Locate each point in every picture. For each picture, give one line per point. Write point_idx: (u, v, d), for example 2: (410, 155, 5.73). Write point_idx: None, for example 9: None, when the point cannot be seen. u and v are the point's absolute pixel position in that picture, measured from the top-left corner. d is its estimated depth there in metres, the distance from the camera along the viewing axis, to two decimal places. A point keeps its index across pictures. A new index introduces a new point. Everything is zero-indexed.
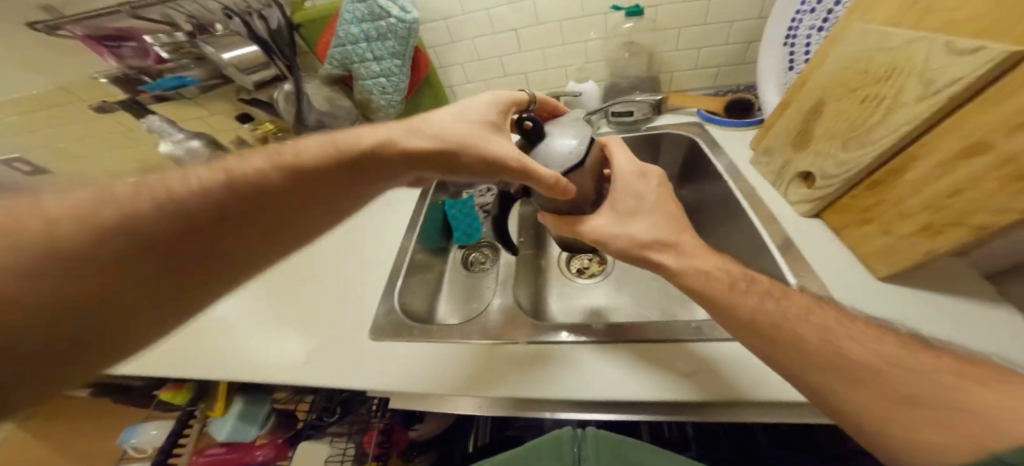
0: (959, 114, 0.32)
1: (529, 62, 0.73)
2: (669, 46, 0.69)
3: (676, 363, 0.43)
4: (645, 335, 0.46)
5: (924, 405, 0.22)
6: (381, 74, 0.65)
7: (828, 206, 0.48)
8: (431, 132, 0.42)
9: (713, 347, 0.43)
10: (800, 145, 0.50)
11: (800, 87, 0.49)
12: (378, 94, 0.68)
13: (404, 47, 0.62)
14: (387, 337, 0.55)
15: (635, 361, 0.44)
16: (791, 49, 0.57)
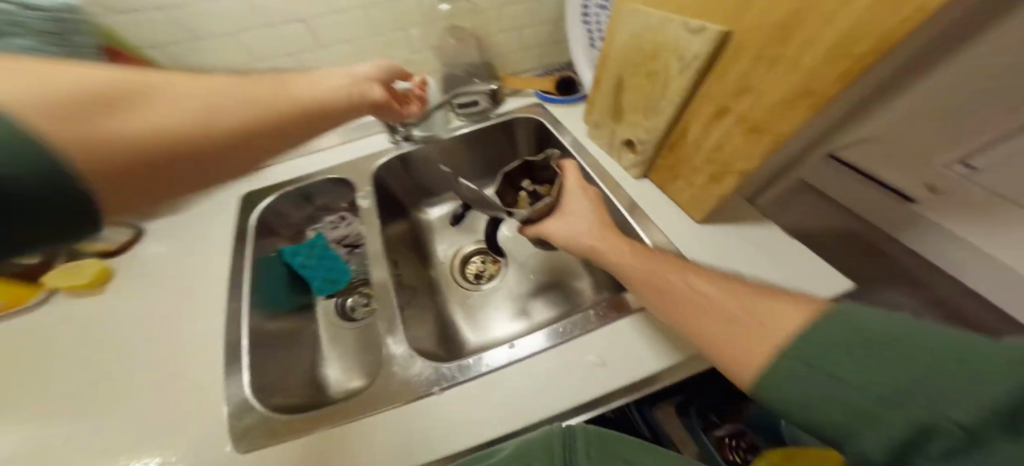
0: (709, 81, 0.39)
1: (339, 56, 0.60)
2: (490, 28, 0.67)
3: (589, 354, 0.45)
4: (571, 335, 0.47)
5: (751, 325, 0.30)
6: None
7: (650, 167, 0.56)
8: (303, 99, 0.35)
9: (613, 324, 0.47)
10: (616, 117, 0.56)
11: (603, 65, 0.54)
12: None
13: (64, 45, 0.45)
14: (260, 448, 0.41)
15: (569, 361, 0.45)
16: (589, 25, 0.62)
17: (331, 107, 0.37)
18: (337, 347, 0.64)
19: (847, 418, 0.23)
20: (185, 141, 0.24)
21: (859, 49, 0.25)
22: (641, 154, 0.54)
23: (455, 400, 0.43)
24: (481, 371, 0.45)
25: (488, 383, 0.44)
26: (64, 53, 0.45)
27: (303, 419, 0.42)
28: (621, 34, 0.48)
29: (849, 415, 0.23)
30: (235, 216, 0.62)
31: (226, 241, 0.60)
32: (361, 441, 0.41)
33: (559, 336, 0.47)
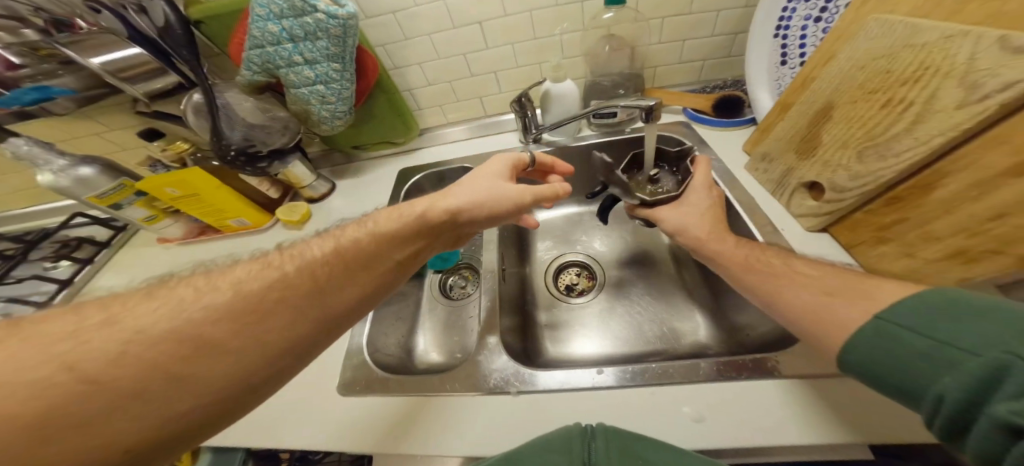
0: (1010, 124, 0.27)
1: (497, 59, 0.63)
2: (652, 38, 0.62)
3: (684, 406, 0.38)
4: (669, 378, 0.40)
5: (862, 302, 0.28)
6: (318, 81, 0.52)
7: (838, 221, 0.43)
8: (466, 195, 0.43)
9: (731, 382, 0.38)
10: (801, 151, 0.45)
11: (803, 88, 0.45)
12: (317, 105, 0.55)
13: (342, 49, 0.50)
14: (360, 391, 0.46)
15: (661, 411, 0.38)
16: (783, 41, 0.52)
17: (488, 207, 0.43)
18: (431, 319, 0.68)
19: (923, 369, 0.23)
20: (233, 386, 0.26)
21: None
22: (830, 203, 0.42)
23: (533, 407, 0.41)
24: (562, 387, 0.42)
25: (567, 403, 0.41)
26: (342, 56, 0.51)
27: (396, 380, 0.46)
28: (853, 50, 0.37)
29: (918, 360, 0.23)
30: (391, 186, 0.72)
31: (370, 199, 0.71)
32: (437, 412, 0.42)
33: (656, 378, 0.40)
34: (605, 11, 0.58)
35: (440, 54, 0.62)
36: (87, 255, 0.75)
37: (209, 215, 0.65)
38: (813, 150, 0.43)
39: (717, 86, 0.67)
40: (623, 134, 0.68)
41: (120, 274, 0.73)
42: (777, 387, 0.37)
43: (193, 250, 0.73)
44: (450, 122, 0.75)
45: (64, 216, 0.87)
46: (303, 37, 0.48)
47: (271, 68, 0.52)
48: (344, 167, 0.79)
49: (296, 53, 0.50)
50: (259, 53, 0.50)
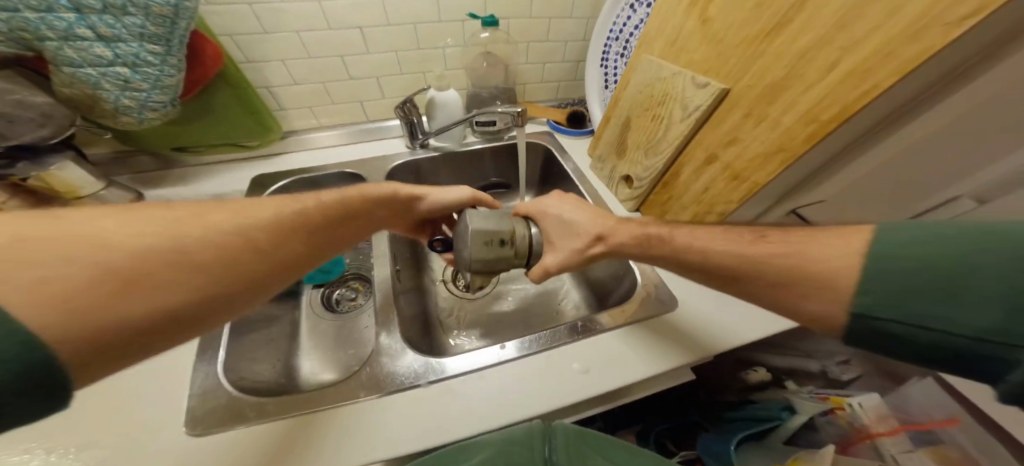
0: (704, 130, 0.45)
1: (378, 64, 0.63)
2: (521, 59, 0.73)
3: (574, 362, 0.46)
4: (554, 342, 0.47)
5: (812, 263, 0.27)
6: (119, 62, 0.42)
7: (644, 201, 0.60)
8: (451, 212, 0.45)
9: (601, 334, 0.48)
10: (619, 154, 0.61)
11: (615, 103, 0.60)
12: (114, 90, 0.44)
13: (167, 30, 0.43)
14: (216, 429, 0.38)
15: (551, 370, 0.45)
16: (605, 71, 0.69)
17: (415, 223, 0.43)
18: (315, 339, 0.62)
19: (938, 347, 0.23)
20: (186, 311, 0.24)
21: (823, 117, 0.33)
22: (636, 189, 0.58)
23: (446, 395, 0.42)
24: (476, 369, 0.44)
25: (476, 385, 0.43)
26: (166, 38, 0.43)
27: (277, 402, 0.40)
28: (637, 78, 0.53)
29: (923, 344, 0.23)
30: (244, 195, 0.62)
31: None
32: (330, 428, 0.39)
33: (547, 344, 0.47)
34: (482, 31, 0.66)
35: (311, 53, 0.58)
36: None
37: None
38: (625, 152, 0.60)
39: (569, 104, 0.83)
40: (501, 142, 0.77)
41: None
42: (633, 330, 0.49)
43: None
44: (325, 125, 0.70)
45: None
46: (99, 9, 0.39)
47: (31, 38, 0.38)
48: (161, 174, 0.64)
49: (82, 25, 0.39)
50: (5, 17, 0.36)
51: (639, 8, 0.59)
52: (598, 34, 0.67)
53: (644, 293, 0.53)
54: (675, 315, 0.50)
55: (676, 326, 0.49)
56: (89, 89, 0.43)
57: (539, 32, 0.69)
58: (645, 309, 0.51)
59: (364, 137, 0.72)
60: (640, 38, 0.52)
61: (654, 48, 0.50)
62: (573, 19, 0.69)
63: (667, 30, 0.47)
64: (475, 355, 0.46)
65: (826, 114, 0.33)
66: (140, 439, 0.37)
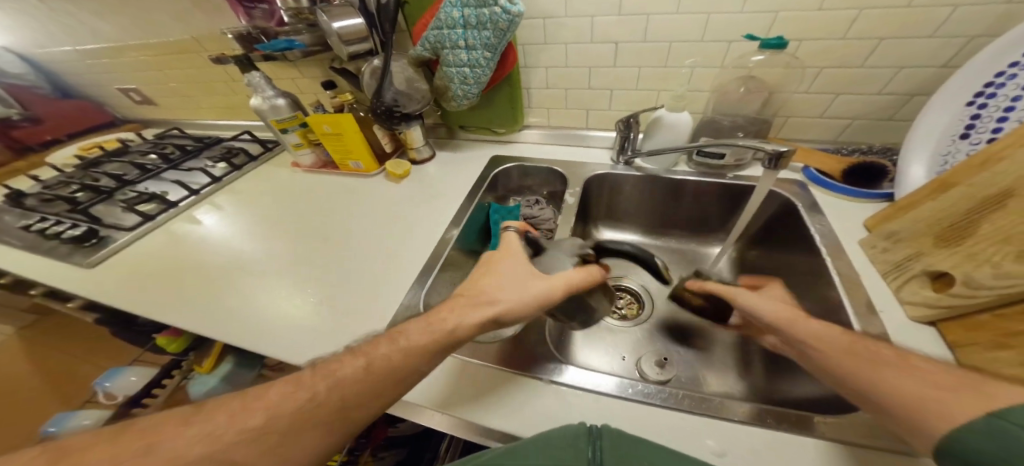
0: None
1: (618, 77, 0.67)
2: (796, 87, 0.60)
3: (708, 439, 0.36)
4: (687, 407, 0.38)
5: None
6: (465, 63, 0.62)
7: (954, 317, 0.39)
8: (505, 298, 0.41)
9: (769, 431, 0.35)
10: (946, 240, 0.40)
11: (979, 168, 0.39)
12: (457, 82, 0.65)
13: (499, 40, 0.57)
14: None
15: (676, 435, 0.37)
16: (973, 112, 0.48)
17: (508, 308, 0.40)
18: None
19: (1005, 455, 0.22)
20: None
21: None
22: (953, 297, 0.38)
23: (554, 398, 0.41)
24: (590, 388, 0.41)
25: (590, 405, 0.40)
26: (495, 47, 0.59)
27: None
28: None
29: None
30: (482, 166, 0.81)
31: (469, 175, 0.80)
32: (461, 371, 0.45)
33: (688, 405, 0.38)
34: (755, 54, 0.57)
35: (568, 63, 0.68)
36: (238, 162, 1.04)
37: (338, 152, 0.84)
38: (958, 240, 0.39)
39: (857, 150, 0.62)
40: (721, 178, 0.68)
41: (251, 190, 0.94)
42: (832, 458, 0.33)
43: (312, 183, 0.92)
44: (546, 125, 0.82)
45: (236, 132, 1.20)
46: (473, 25, 0.57)
47: (439, 46, 0.62)
48: (448, 141, 0.91)
49: (462, 37, 0.59)
50: (435, 34, 0.60)
51: None
52: (1002, 54, 0.45)
53: (877, 420, 0.35)
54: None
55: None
56: (447, 81, 0.65)
57: (852, 55, 0.54)
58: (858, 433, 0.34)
59: (567, 140, 0.80)
60: None
61: None
62: (929, 40, 0.50)
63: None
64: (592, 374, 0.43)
65: None
66: (367, 315, 0.56)
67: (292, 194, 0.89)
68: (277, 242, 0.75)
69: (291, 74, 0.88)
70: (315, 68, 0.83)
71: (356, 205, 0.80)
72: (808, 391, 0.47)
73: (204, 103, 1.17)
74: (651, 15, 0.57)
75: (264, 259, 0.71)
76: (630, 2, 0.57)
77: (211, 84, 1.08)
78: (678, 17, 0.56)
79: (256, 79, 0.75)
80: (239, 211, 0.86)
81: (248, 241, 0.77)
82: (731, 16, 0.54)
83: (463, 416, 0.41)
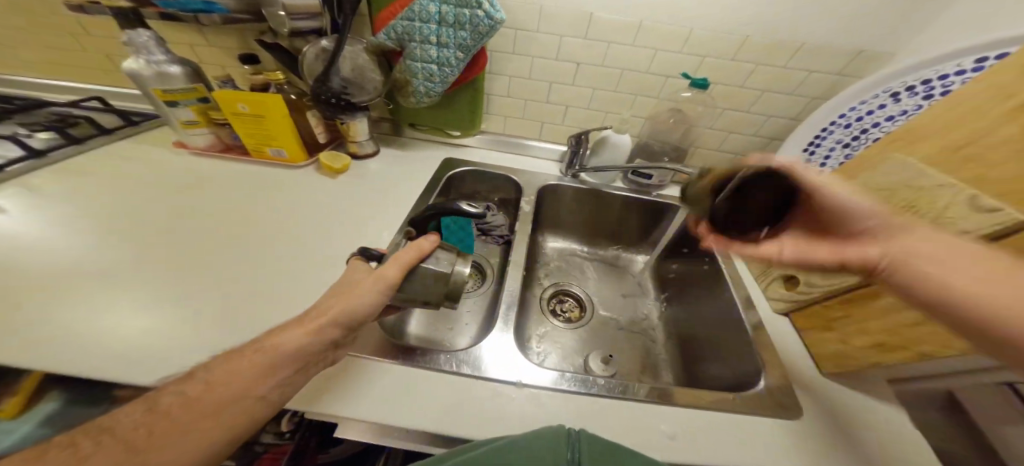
0: None
1: (571, 96, 0.72)
2: (706, 123, 0.73)
3: (661, 424, 0.41)
4: (639, 396, 0.43)
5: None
6: (434, 61, 0.59)
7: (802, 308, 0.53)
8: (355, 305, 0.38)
9: (699, 412, 0.43)
10: None
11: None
12: (421, 79, 0.61)
13: (475, 43, 0.57)
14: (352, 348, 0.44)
15: (636, 425, 0.41)
16: (809, 157, 0.65)
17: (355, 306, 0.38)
18: None
19: None
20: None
21: None
22: (800, 293, 0.52)
23: (526, 401, 0.42)
24: (556, 388, 0.43)
25: (561, 404, 0.42)
26: (470, 50, 0.58)
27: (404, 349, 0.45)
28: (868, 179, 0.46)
29: None
30: (433, 169, 0.78)
31: (416, 177, 0.75)
32: (431, 382, 0.42)
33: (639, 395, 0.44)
34: (685, 91, 0.68)
35: (530, 76, 0.70)
36: (79, 134, 0.78)
37: (253, 138, 0.70)
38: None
39: None
40: (647, 195, 0.78)
41: (93, 168, 0.70)
42: (743, 424, 0.42)
43: (203, 168, 0.73)
44: (497, 131, 0.83)
45: (76, 96, 0.89)
46: (450, 24, 0.55)
47: (406, 38, 0.58)
48: (388, 138, 0.85)
49: (435, 33, 0.56)
50: (405, 24, 0.56)
51: (906, 99, 0.53)
52: (828, 114, 0.62)
53: (767, 392, 0.46)
54: (813, 431, 0.42)
55: (803, 444, 0.41)
56: (410, 75, 0.62)
57: (746, 102, 0.68)
58: (755, 404, 0.44)
59: (517, 150, 0.83)
60: (893, 135, 0.46)
61: (917, 149, 0.42)
62: (791, 96, 0.66)
63: (950, 135, 0.39)
64: (560, 377, 0.44)
65: None
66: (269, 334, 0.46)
67: (165, 179, 0.69)
68: (109, 239, 0.55)
69: (182, 37, 0.71)
70: (227, 36, 0.70)
71: (264, 200, 0.67)
72: (716, 372, 0.57)
73: (19, 51, 0.85)
74: (610, 43, 0.63)
75: (87, 263, 0.51)
76: (594, 30, 0.62)
77: (38, 28, 0.79)
78: (631, 50, 0.64)
79: (141, 39, 0.59)
80: (58, 197, 0.62)
81: (59, 236, 0.55)
82: (669, 56, 0.64)
83: (432, 430, 0.38)
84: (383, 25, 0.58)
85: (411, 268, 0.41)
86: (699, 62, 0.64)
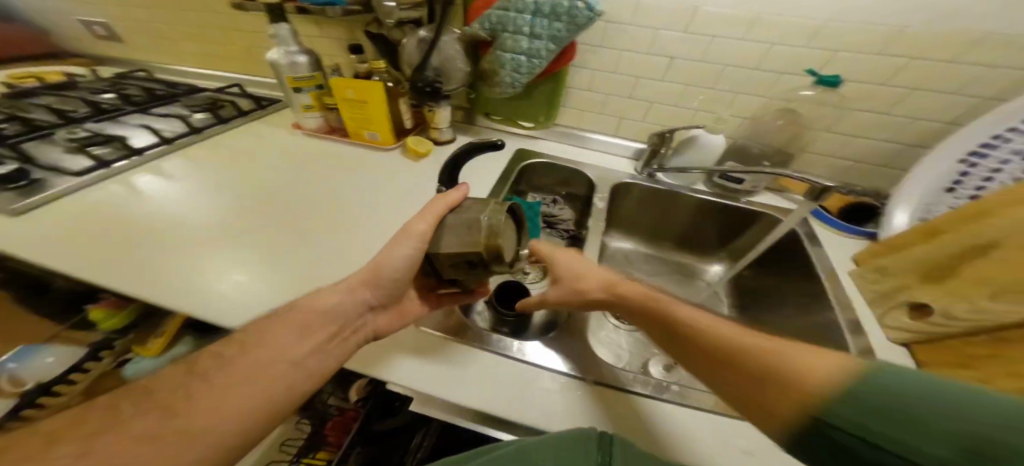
0: None
1: (659, 92, 0.68)
2: (818, 125, 0.64)
3: (739, 438, 0.38)
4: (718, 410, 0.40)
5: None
6: (525, 52, 0.60)
7: (931, 342, 0.42)
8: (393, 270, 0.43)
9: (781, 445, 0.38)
10: (928, 277, 0.45)
11: (971, 221, 0.43)
12: (508, 69, 0.64)
13: (568, 34, 0.56)
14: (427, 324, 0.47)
15: (706, 437, 0.38)
16: (963, 172, 0.53)
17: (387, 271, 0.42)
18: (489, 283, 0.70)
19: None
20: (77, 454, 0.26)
21: None
22: (932, 328, 0.42)
23: (592, 399, 0.41)
24: (624, 387, 0.42)
25: (631, 406, 0.41)
26: (562, 40, 0.58)
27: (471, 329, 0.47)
28: None
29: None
30: (507, 159, 0.79)
31: (489, 164, 0.77)
32: (498, 366, 0.43)
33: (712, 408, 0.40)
34: (807, 88, 0.60)
35: (618, 69, 0.68)
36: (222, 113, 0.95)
37: (355, 120, 0.79)
38: (943, 280, 0.43)
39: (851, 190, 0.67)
40: (735, 201, 0.71)
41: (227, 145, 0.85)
42: None
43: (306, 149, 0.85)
44: (573, 125, 0.82)
45: (224, 84, 1.10)
46: (545, 14, 0.56)
47: (499, 28, 0.60)
48: (465, 125, 0.89)
49: (528, 24, 0.58)
50: (499, 14, 0.59)
51: None
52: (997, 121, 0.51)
53: None
54: None
55: None
56: (498, 66, 0.64)
57: (876, 103, 0.59)
58: None
59: (591, 144, 0.81)
60: None
61: None
62: (947, 97, 0.55)
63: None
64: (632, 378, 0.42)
65: None
66: None
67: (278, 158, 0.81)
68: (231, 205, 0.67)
69: (310, 32, 0.83)
70: (341, 29, 0.80)
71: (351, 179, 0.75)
72: None
73: (191, 47, 1.07)
74: (716, 37, 0.59)
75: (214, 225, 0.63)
76: (697, 21, 0.58)
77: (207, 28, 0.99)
78: (738, 43, 0.59)
79: (282, 31, 0.70)
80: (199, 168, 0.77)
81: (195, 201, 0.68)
82: (785, 48, 0.57)
83: (502, 413, 0.39)
84: (480, 16, 0.61)
85: (439, 219, 0.42)
86: (819, 53, 0.56)
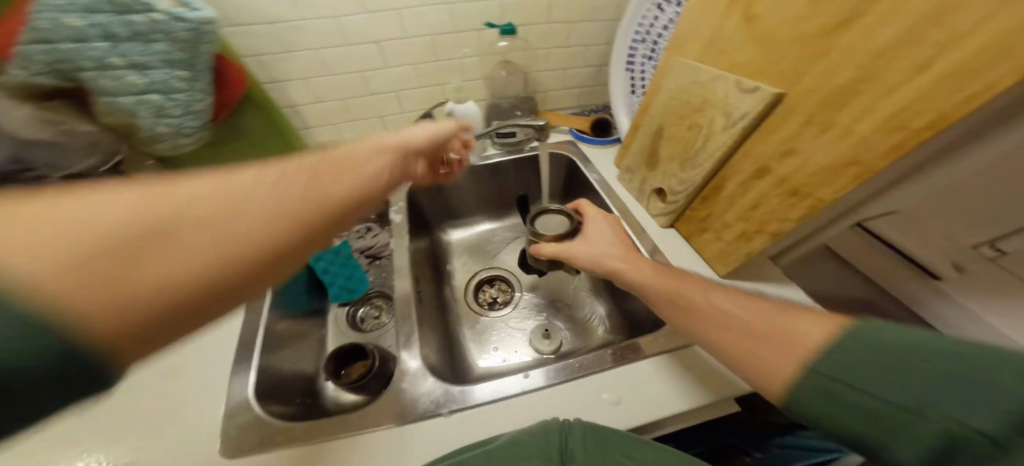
0: (752, 141, 0.40)
1: (393, 79, 0.64)
2: (540, 67, 0.72)
3: (604, 393, 0.41)
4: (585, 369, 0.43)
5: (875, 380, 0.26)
6: (145, 90, 0.42)
7: (678, 216, 0.55)
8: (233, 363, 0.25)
9: (630, 363, 0.44)
10: (650, 165, 0.57)
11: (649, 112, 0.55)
12: (149, 118, 0.44)
13: (191, 55, 0.44)
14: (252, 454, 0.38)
15: (580, 400, 0.41)
16: (631, 76, 0.66)
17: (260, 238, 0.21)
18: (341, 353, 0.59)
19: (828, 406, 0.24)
20: None
21: (915, 124, 0.26)
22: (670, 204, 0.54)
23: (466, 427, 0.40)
24: (501, 396, 0.42)
25: (504, 413, 0.41)
26: (191, 63, 0.44)
27: (303, 428, 0.40)
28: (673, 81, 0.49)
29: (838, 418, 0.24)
30: None
31: None
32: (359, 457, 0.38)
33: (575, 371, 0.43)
34: (499, 40, 0.65)
35: (331, 70, 0.60)
36: None
37: None
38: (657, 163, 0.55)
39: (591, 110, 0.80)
40: (522, 153, 0.75)
41: None
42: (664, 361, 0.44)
43: None
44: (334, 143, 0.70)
45: None
46: (127, 36, 0.39)
47: (69, 70, 0.39)
48: None
49: (115, 53, 0.39)
50: (45, 50, 0.37)
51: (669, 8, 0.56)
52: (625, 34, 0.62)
53: None
54: None
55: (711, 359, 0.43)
56: (122, 118, 0.43)
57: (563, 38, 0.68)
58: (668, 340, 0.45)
59: None
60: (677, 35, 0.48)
61: (691, 49, 0.46)
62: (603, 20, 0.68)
63: (704, 32, 0.43)
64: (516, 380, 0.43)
65: (921, 120, 0.26)
66: None
67: None
68: None
69: None
70: None
71: None
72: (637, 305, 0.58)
73: None
74: (401, 9, 0.55)
75: None
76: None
77: None
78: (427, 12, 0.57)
79: None
80: None
81: None
82: (468, 8, 0.59)
83: None
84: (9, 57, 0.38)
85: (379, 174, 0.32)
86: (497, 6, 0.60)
